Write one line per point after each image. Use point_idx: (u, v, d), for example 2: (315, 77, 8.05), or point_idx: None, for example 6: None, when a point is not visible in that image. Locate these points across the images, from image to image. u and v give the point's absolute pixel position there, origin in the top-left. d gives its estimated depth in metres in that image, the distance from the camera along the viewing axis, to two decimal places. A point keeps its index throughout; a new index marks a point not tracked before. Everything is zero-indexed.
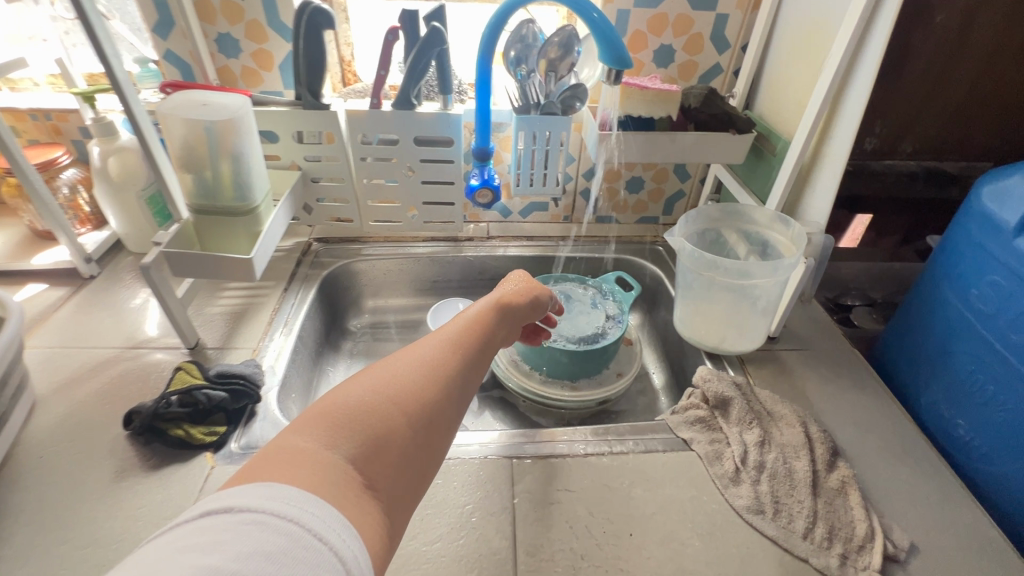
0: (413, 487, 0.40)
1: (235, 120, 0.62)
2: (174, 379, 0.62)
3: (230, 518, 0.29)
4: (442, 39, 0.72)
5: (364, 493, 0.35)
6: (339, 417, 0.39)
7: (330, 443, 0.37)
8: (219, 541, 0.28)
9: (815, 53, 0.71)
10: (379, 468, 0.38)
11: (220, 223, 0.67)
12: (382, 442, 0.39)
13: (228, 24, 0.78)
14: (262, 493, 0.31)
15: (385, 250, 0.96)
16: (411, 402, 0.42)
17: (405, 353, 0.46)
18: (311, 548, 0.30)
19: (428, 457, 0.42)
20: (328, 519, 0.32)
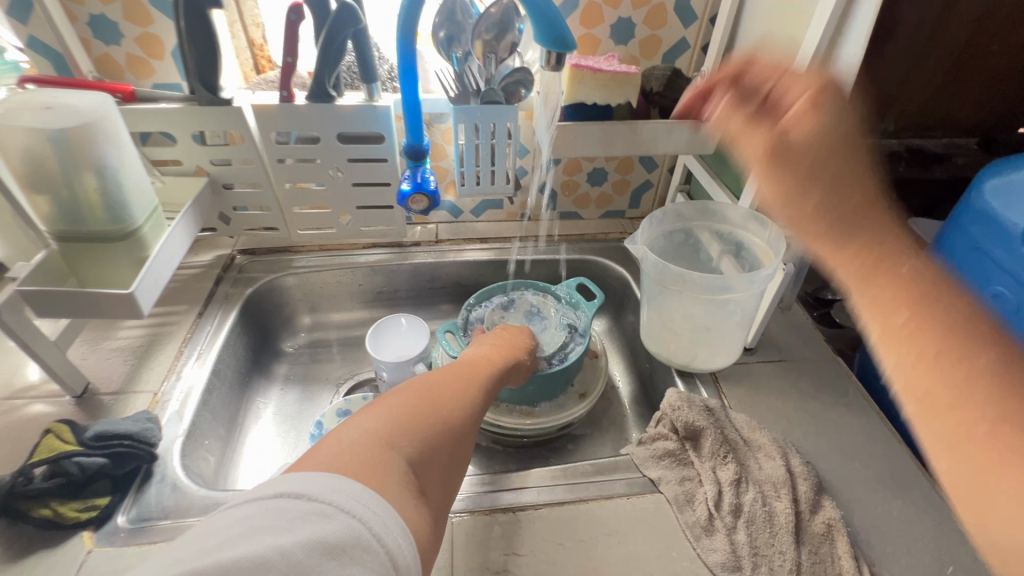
0: (449, 502, 0.41)
1: (90, 127, 0.50)
2: (39, 446, 0.52)
3: (301, 504, 0.31)
4: (357, 18, 0.61)
5: (418, 498, 0.36)
6: (396, 422, 0.40)
7: (391, 444, 0.38)
8: (288, 527, 0.30)
9: (790, 27, 0.62)
10: (429, 475, 0.39)
11: (93, 251, 0.56)
12: (431, 450, 0.40)
13: (101, 3, 0.65)
14: (329, 483, 0.33)
15: (320, 261, 0.85)
16: (456, 419, 0.44)
17: (440, 374, 0.49)
18: (371, 548, 0.31)
19: (461, 473, 0.44)
20: (388, 519, 0.33)
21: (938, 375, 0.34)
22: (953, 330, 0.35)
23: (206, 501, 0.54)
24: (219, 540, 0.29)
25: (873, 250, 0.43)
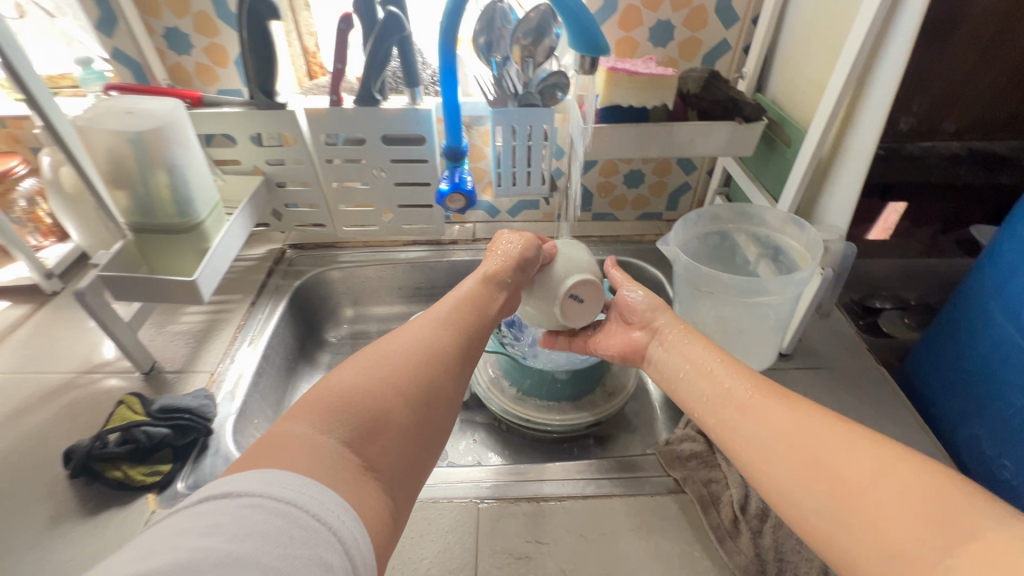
0: (413, 471, 0.38)
1: (164, 129, 0.56)
2: (113, 415, 0.58)
3: (227, 503, 0.28)
4: (402, 25, 0.64)
5: (360, 476, 0.33)
6: (334, 400, 0.37)
7: (327, 427, 0.35)
8: (214, 527, 0.27)
9: (835, 26, 0.61)
10: (378, 451, 0.36)
11: (164, 241, 0.61)
12: (379, 423, 0.37)
13: (174, 17, 0.72)
14: (257, 477, 0.30)
15: (364, 256, 0.90)
16: (408, 384, 0.40)
17: (401, 336, 0.45)
18: (309, 531, 0.28)
19: (427, 439, 0.40)
20: (324, 501, 0.30)
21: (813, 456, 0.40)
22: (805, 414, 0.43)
23: None
24: (138, 551, 0.26)
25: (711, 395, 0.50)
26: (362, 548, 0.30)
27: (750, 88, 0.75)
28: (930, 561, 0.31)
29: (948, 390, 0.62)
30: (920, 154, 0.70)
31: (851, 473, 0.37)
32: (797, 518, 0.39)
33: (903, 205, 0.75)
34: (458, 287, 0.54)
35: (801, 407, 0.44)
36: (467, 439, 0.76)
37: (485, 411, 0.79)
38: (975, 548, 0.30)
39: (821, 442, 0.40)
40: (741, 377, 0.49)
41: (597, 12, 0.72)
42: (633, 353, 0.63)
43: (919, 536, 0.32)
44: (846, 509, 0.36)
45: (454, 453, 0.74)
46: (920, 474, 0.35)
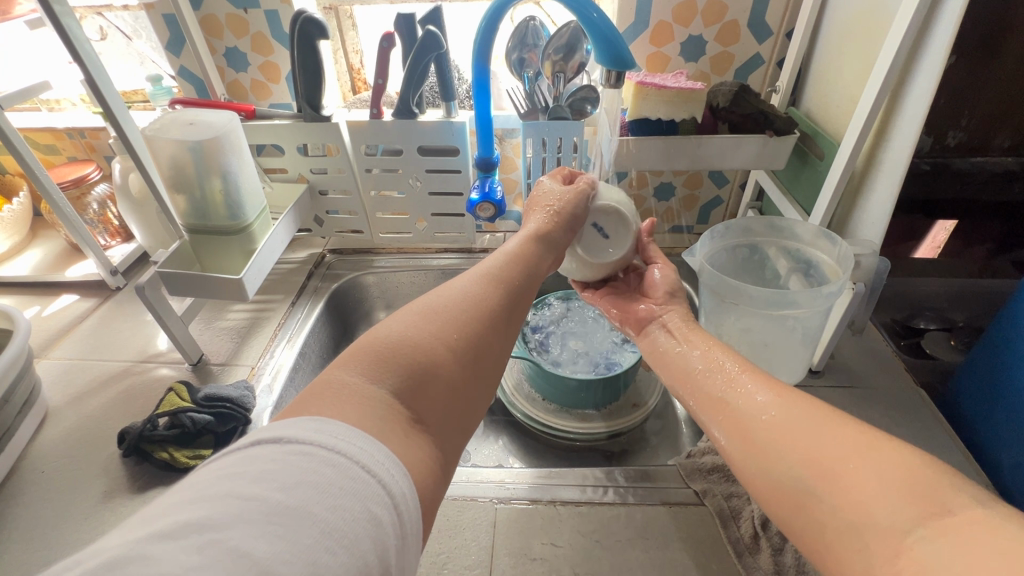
0: (454, 428, 0.36)
1: (221, 139, 0.61)
2: (164, 401, 0.63)
3: (277, 449, 0.26)
4: (440, 43, 0.67)
5: (406, 429, 0.31)
6: (383, 350, 0.35)
7: (379, 377, 0.33)
8: (264, 474, 0.24)
9: (870, 38, 0.60)
10: (424, 405, 0.34)
11: (215, 241, 0.66)
12: (427, 373, 0.35)
13: (234, 38, 0.78)
14: (309, 425, 0.27)
15: (397, 262, 0.93)
16: (457, 337, 0.38)
17: (446, 288, 0.42)
18: (359, 481, 0.26)
19: (469, 395, 0.38)
20: (375, 452, 0.27)
21: (785, 433, 0.39)
22: (786, 391, 0.43)
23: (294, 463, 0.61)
24: (192, 492, 0.24)
25: (701, 371, 0.50)
26: (408, 506, 0.27)
27: (783, 101, 0.75)
28: (898, 534, 0.31)
29: (992, 414, 0.59)
30: (973, 170, 0.64)
31: (830, 447, 0.36)
32: (769, 491, 0.39)
33: (954, 222, 0.68)
34: (506, 243, 0.52)
35: (785, 390, 0.43)
36: (491, 443, 0.78)
37: (509, 416, 0.80)
38: (950, 524, 0.30)
39: (803, 420, 0.39)
40: (732, 356, 0.50)
41: (628, 29, 0.74)
42: (632, 325, 0.61)
43: (893, 508, 0.31)
44: (820, 481, 0.35)
45: (477, 455, 0.76)
46: (896, 451, 0.34)
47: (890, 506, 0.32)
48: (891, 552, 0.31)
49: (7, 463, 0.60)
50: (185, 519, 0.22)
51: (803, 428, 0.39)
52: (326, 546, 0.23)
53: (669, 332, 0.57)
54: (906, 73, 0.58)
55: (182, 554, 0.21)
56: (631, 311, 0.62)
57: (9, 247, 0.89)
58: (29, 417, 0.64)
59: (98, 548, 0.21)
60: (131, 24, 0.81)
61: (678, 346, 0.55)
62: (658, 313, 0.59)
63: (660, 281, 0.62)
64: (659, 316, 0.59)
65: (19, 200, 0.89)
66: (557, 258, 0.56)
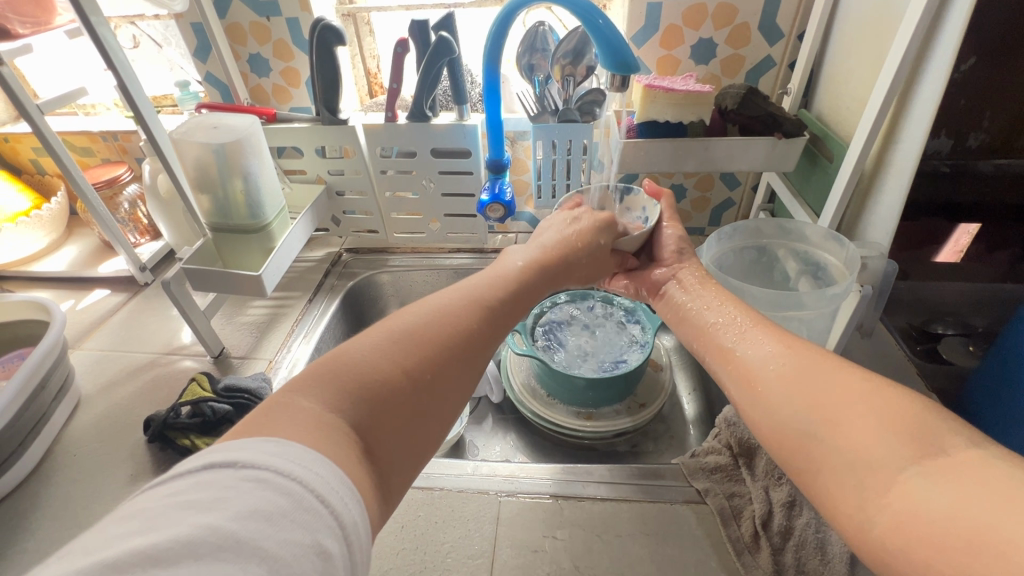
0: (411, 456, 0.37)
1: (243, 141, 0.64)
2: (186, 391, 0.66)
3: (231, 474, 0.26)
4: (452, 48, 0.69)
5: (359, 457, 0.32)
6: (342, 377, 0.36)
7: (334, 404, 0.34)
8: (217, 500, 0.25)
9: (880, 39, 0.60)
10: (379, 432, 0.35)
11: (237, 240, 0.70)
12: (384, 401, 0.36)
13: (257, 45, 0.82)
14: (268, 449, 0.28)
15: (411, 262, 0.95)
16: (418, 362, 0.39)
17: (417, 309, 0.43)
18: (311, 511, 0.26)
19: (433, 421, 0.39)
20: (330, 479, 0.28)
21: (796, 376, 0.40)
22: (794, 340, 0.43)
23: None
24: (138, 523, 0.24)
25: (714, 327, 0.50)
26: (359, 535, 0.28)
27: (794, 104, 0.75)
28: (893, 470, 0.32)
29: (1008, 422, 0.58)
30: (990, 174, 0.63)
31: (831, 394, 0.37)
32: (771, 428, 0.39)
33: (978, 226, 0.67)
34: (505, 264, 0.54)
35: (794, 340, 0.43)
36: (500, 440, 0.79)
37: (517, 413, 0.82)
38: (945, 463, 0.30)
39: (810, 367, 0.40)
40: (747, 312, 0.49)
41: (638, 33, 0.75)
42: (650, 290, 0.62)
43: (889, 448, 0.32)
44: (823, 423, 0.36)
45: (486, 452, 0.77)
46: (895, 399, 0.35)
47: (884, 446, 0.33)
48: (882, 487, 0.32)
49: (42, 446, 0.64)
50: (128, 549, 0.22)
51: (808, 375, 0.39)
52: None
53: (683, 289, 0.58)
54: (915, 77, 0.58)
55: None
56: (646, 278, 0.63)
57: (46, 245, 0.94)
58: (62, 404, 0.67)
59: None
60: (161, 32, 0.86)
61: (691, 302, 0.56)
62: (672, 275, 0.60)
63: (669, 240, 0.62)
64: (672, 276, 0.60)
65: (57, 199, 0.94)
66: (558, 282, 0.58)
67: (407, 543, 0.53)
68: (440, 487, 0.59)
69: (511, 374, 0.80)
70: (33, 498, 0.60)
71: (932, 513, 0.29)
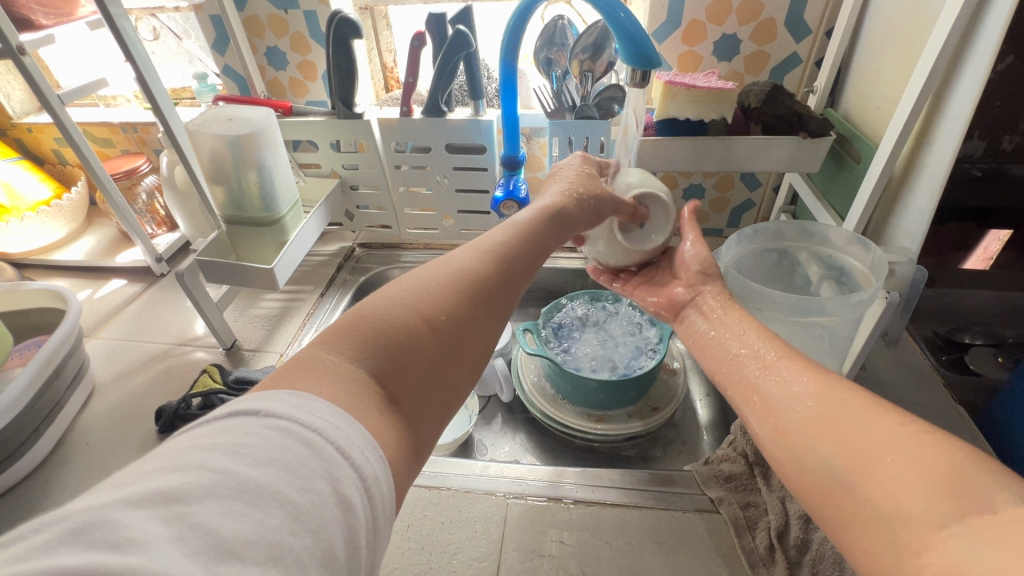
0: (435, 408, 0.36)
1: (257, 134, 0.63)
2: (197, 382, 0.66)
3: (254, 422, 0.26)
4: (469, 42, 0.68)
5: (380, 407, 0.32)
6: (363, 329, 0.35)
7: (355, 355, 0.33)
8: (237, 446, 0.24)
9: (914, 36, 0.58)
10: (403, 384, 0.34)
11: (250, 233, 0.70)
12: (406, 353, 0.35)
13: (275, 38, 0.81)
14: (290, 400, 0.27)
15: (424, 258, 0.94)
16: (439, 316, 0.38)
17: (434, 262, 0.42)
18: (330, 461, 0.25)
19: (456, 372, 0.38)
20: (350, 430, 0.27)
21: (828, 417, 0.38)
22: (825, 376, 0.41)
23: None
24: (165, 461, 0.24)
25: (739, 359, 0.48)
26: (382, 491, 0.27)
27: (820, 102, 0.72)
28: (931, 527, 0.29)
29: None
30: None
31: (864, 436, 0.35)
32: (802, 477, 0.37)
33: (1009, 232, 0.64)
34: (514, 217, 0.51)
35: (824, 375, 0.41)
36: (509, 439, 0.78)
37: (527, 413, 0.81)
38: (989, 522, 0.28)
39: (839, 407, 0.38)
40: (771, 343, 0.47)
41: (660, 28, 0.73)
42: (668, 310, 0.60)
43: (928, 502, 0.30)
44: (854, 470, 0.34)
45: (494, 451, 0.77)
46: (937, 445, 0.32)
47: (923, 498, 0.30)
48: (920, 546, 0.29)
49: (57, 433, 0.64)
50: (156, 487, 0.22)
51: (840, 417, 0.37)
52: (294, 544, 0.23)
53: (704, 316, 0.56)
54: (949, 75, 0.56)
55: (151, 523, 0.21)
56: (665, 296, 0.61)
57: (65, 234, 0.95)
58: (77, 392, 0.68)
59: (61, 511, 0.21)
60: (181, 25, 0.86)
61: (713, 329, 0.53)
62: (692, 297, 0.58)
63: (693, 260, 0.60)
64: (693, 300, 0.58)
65: (77, 190, 0.95)
66: (571, 232, 0.54)
67: (413, 542, 0.53)
68: (447, 486, 0.58)
69: (522, 374, 0.79)
70: (46, 484, 0.60)
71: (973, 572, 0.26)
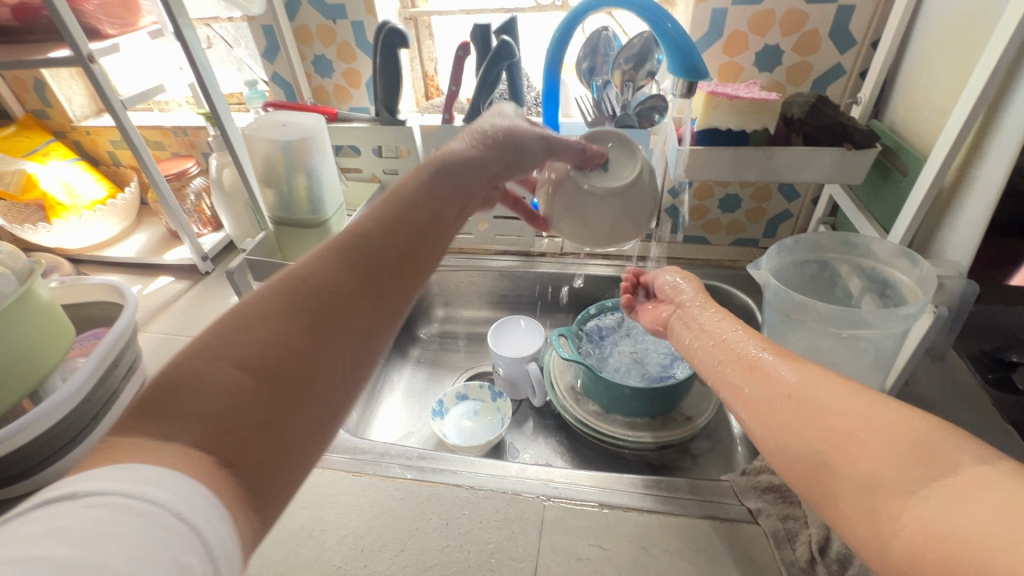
0: (294, 459, 0.32)
1: (309, 139, 0.66)
2: None
3: (70, 505, 0.23)
4: (512, 52, 0.70)
5: (212, 476, 0.27)
6: (173, 394, 0.29)
7: (167, 426, 0.28)
8: (51, 532, 0.22)
9: (969, 46, 0.57)
10: (242, 441, 0.29)
11: (297, 234, 0.72)
12: (243, 404, 0.30)
13: (323, 47, 0.84)
14: (115, 473, 0.24)
15: (458, 262, 0.96)
16: (281, 351, 0.32)
17: (275, 284, 0.35)
18: (169, 530, 0.23)
19: (320, 411, 0.33)
20: (183, 499, 0.25)
21: (801, 401, 0.37)
22: (806, 365, 0.40)
23: (347, 443, 0.66)
24: None
25: (718, 364, 0.47)
26: (230, 552, 0.25)
27: (865, 113, 0.72)
28: (903, 494, 0.29)
29: None
30: None
31: (839, 417, 0.34)
32: (784, 465, 0.37)
33: None
34: (392, 197, 0.44)
35: (806, 363, 0.40)
36: (540, 444, 0.78)
37: (558, 419, 0.81)
38: (956, 482, 0.27)
39: (814, 390, 0.37)
40: (757, 341, 0.46)
41: (701, 39, 0.73)
42: (658, 328, 0.61)
43: (900, 470, 0.30)
44: (831, 450, 0.33)
45: (526, 454, 0.77)
46: (904, 416, 0.32)
47: (895, 468, 0.30)
48: (895, 512, 0.29)
49: (111, 421, 0.67)
50: None
51: (815, 408, 0.36)
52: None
53: (684, 327, 0.56)
54: (1005, 87, 0.55)
55: None
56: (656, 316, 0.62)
57: (118, 232, 0.99)
58: (130, 382, 0.71)
59: None
60: (232, 33, 0.90)
61: (692, 338, 0.54)
62: (674, 316, 0.59)
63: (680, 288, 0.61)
64: (677, 316, 0.58)
65: (130, 190, 1.00)
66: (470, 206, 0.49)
67: (451, 540, 0.54)
68: (482, 487, 0.59)
69: (555, 380, 0.80)
70: None
71: (946, 533, 0.26)
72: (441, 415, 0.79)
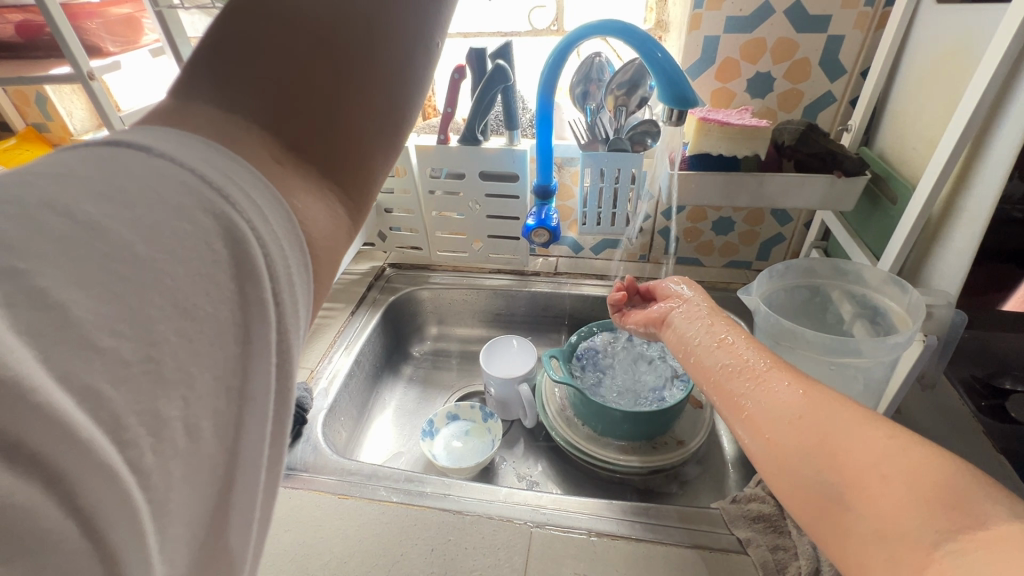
0: (383, 114, 0.30)
1: None
2: None
3: (141, 158, 0.21)
4: (507, 76, 0.71)
5: (271, 155, 0.25)
6: (230, 74, 0.26)
7: (228, 101, 0.25)
8: (105, 192, 0.19)
9: (955, 79, 0.58)
10: (301, 125, 0.27)
11: None
12: (293, 93, 0.27)
13: None
14: (171, 138, 0.22)
15: (452, 280, 0.96)
16: (322, 32, 0.27)
17: None
18: (225, 214, 0.21)
19: (404, 67, 0.30)
20: (244, 179, 0.22)
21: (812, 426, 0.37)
22: (815, 387, 0.40)
23: (336, 465, 0.65)
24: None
25: (720, 371, 0.47)
26: (291, 262, 0.22)
27: (855, 140, 0.73)
28: (927, 545, 0.28)
29: None
30: None
31: (856, 450, 0.34)
32: (793, 496, 0.36)
33: None
34: None
35: (814, 385, 0.40)
36: (530, 466, 0.78)
37: (549, 440, 0.81)
38: (983, 538, 0.27)
39: (827, 413, 0.37)
40: (761, 354, 0.46)
41: (693, 65, 0.74)
42: (654, 324, 0.61)
43: (922, 517, 0.29)
44: (849, 486, 0.33)
45: (516, 476, 0.76)
46: (926, 457, 0.31)
47: (917, 515, 0.29)
48: (918, 564, 0.28)
49: None
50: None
51: (828, 434, 0.35)
52: (182, 418, 0.19)
53: (686, 320, 0.55)
54: (991, 119, 0.56)
55: None
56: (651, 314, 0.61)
57: None
58: None
59: None
60: None
61: (692, 329, 0.54)
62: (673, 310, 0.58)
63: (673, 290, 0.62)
64: (676, 310, 0.58)
65: None
66: None
67: (436, 567, 0.53)
68: (471, 511, 0.59)
69: (546, 402, 0.79)
70: None
71: None
72: (431, 435, 0.78)
